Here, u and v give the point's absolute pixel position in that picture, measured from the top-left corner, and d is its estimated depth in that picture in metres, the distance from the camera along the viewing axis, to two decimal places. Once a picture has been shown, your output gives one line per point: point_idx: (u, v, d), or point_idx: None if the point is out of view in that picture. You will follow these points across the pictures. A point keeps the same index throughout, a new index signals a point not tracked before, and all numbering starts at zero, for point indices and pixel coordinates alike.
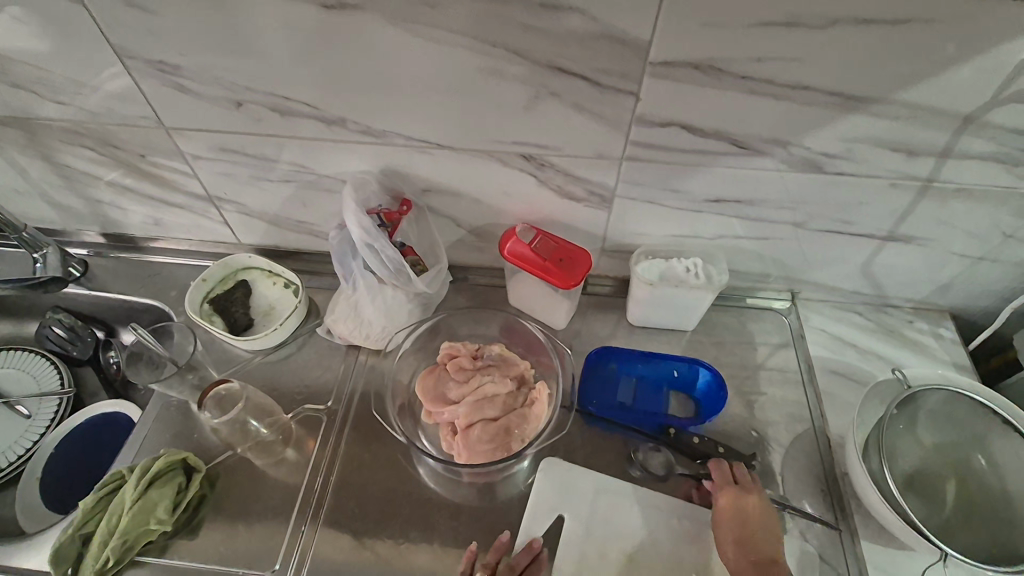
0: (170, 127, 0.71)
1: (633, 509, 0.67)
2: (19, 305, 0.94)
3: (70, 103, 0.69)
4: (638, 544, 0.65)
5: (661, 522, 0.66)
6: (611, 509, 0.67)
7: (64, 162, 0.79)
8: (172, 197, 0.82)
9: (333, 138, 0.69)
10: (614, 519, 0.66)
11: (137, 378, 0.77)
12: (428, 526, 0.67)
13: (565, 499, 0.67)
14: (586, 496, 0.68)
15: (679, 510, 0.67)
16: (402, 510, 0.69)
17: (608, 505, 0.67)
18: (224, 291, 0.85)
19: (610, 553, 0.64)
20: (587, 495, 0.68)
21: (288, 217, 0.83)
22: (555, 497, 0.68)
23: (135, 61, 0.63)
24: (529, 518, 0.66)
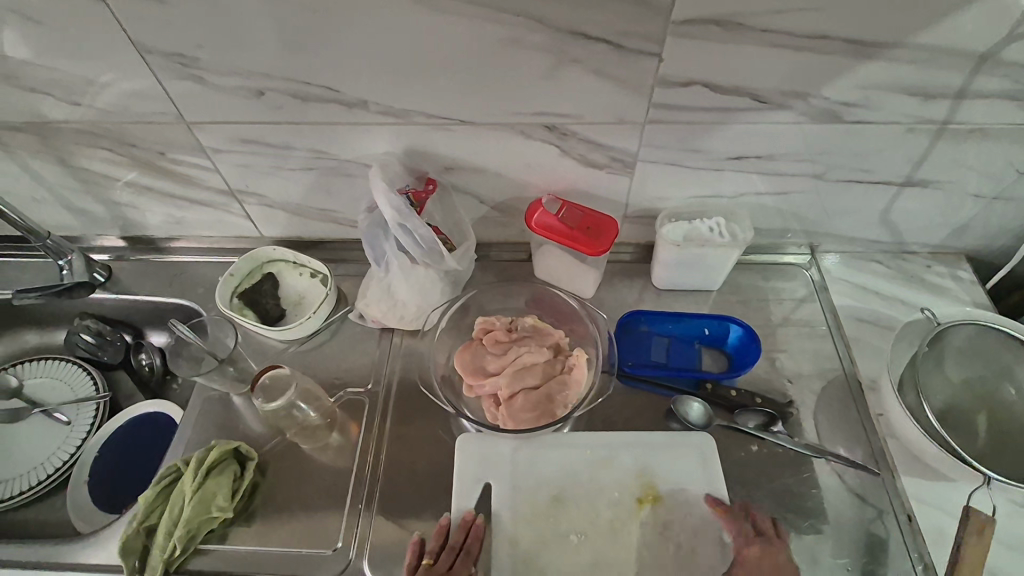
0: (189, 123, 0.70)
1: (551, 458, 0.70)
2: (46, 315, 0.95)
3: (86, 105, 0.69)
4: (565, 490, 0.67)
5: (581, 467, 0.69)
6: (531, 461, 0.69)
7: (81, 167, 0.79)
8: (192, 194, 0.82)
9: (355, 122, 0.69)
10: (539, 472, 0.68)
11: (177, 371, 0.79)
12: (392, 479, 0.71)
13: (497, 460, 0.70)
14: (504, 455, 0.70)
15: (596, 455, 0.70)
16: (369, 466, 0.72)
17: (528, 457, 0.70)
18: (251, 284, 0.86)
19: (540, 501, 0.67)
20: (510, 452, 0.70)
21: (310, 207, 0.83)
22: (484, 460, 0.70)
23: (155, 56, 0.62)
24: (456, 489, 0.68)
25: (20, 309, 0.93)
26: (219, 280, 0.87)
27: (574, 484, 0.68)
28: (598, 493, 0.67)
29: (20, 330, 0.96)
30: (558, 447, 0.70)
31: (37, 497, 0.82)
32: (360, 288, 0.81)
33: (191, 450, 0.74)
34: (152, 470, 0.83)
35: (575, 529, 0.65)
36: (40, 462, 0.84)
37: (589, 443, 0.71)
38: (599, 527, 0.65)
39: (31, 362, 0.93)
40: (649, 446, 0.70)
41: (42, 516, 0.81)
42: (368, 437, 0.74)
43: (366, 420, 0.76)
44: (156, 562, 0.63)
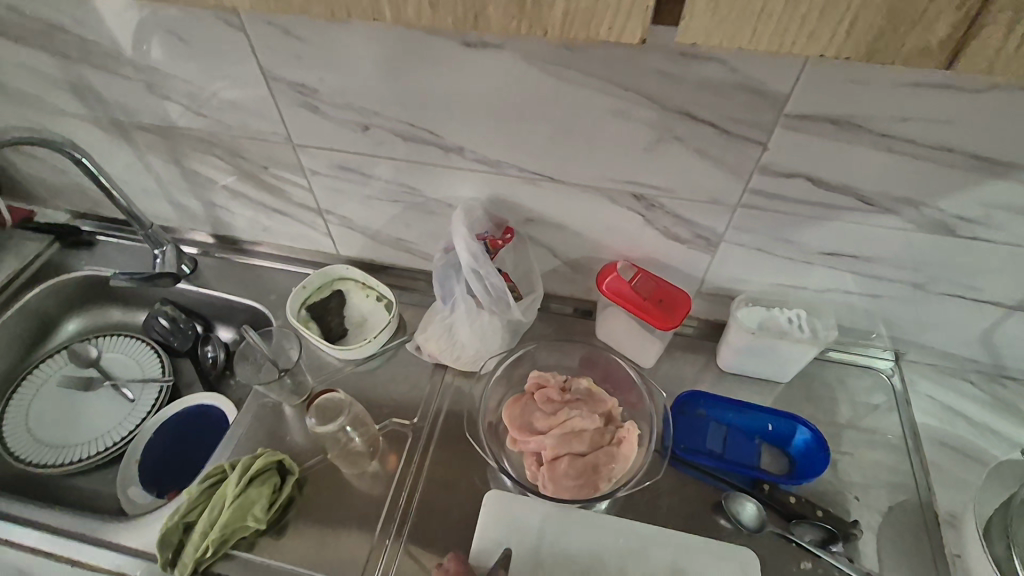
0: (296, 144, 0.75)
1: (579, 533, 0.66)
2: (131, 296, 1.01)
3: (209, 116, 0.74)
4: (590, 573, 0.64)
5: (610, 549, 0.65)
6: (559, 534, 0.66)
7: (192, 169, 0.85)
8: (283, 206, 0.87)
9: (448, 164, 0.71)
10: (565, 548, 0.65)
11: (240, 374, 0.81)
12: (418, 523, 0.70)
13: (523, 528, 0.67)
14: (530, 518, 0.67)
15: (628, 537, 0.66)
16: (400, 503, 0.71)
17: (557, 526, 0.67)
18: (320, 298, 0.89)
19: None
20: (537, 520, 0.67)
21: (389, 234, 0.86)
22: (510, 526, 0.67)
23: (279, 82, 0.67)
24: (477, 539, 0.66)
25: (110, 287, 1.00)
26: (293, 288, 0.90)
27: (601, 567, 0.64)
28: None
29: (106, 305, 1.02)
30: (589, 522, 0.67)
31: (94, 466, 0.86)
32: (422, 320, 0.82)
33: (238, 452, 0.77)
34: (198, 461, 0.86)
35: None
36: (102, 433, 0.89)
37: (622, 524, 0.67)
38: None
39: (110, 336, 1.00)
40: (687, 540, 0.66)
41: (92, 486, 0.85)
42: (406, 474, 0.74)
43: (409, 454, 0.75)
44: (187, 560, 0.64)
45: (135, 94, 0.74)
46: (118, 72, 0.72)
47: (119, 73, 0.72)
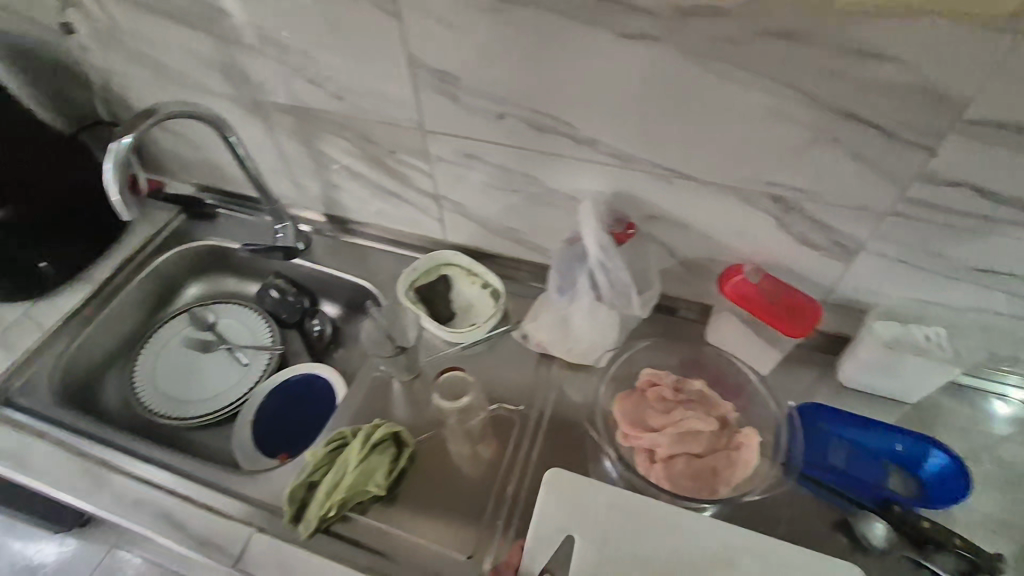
0: (426, 130, 0.77)
1: (653, 526, 0.63)
2: (247, 268, 1.07)
3: (347, 100, 0.77)
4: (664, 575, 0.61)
5: (678, 549, 0.62)
6: (626, 527, 0.63)
7: (319, 150, 0.88)
8: (400, 190, 0.89)
9: (579, 157, 0.71)
10: (639, 542, 0.63)
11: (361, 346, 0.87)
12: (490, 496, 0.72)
13: (580, 518, 0.64)
14: (597, 506, 0.65)
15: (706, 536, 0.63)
16: (506, 485, 0.73)
17: (629, 517, 0.64)
18: (427, 283, 0.92)
19: None
20: (598, 509, 0.65)
21: (501, 223, 0.87)
22: (567, 513, 0.65)
23: (422, 70, 0.69)
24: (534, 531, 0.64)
25: (229, 258, 1.06)
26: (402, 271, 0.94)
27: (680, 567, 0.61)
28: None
29: (223, 275, 1.09)
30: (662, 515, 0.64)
31: (211, 423, 0.92)
32: (531, 310, 0.83)
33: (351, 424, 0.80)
34: (309, 429, 0.91)
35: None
36: (219, 393, 0.95)
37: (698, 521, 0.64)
38: None
39: (225, 303, 1.05)
40: (769, 546, 0.62)
41: (211, 442, 0.92)
42: (511, 458, 0.75)
43: (517, 440, 0.77)
44: (312, 517, 0.67)
45: (279, 76, 0.78)
46: (268, 55, 0.75)
47: (269, 56, 0.76)
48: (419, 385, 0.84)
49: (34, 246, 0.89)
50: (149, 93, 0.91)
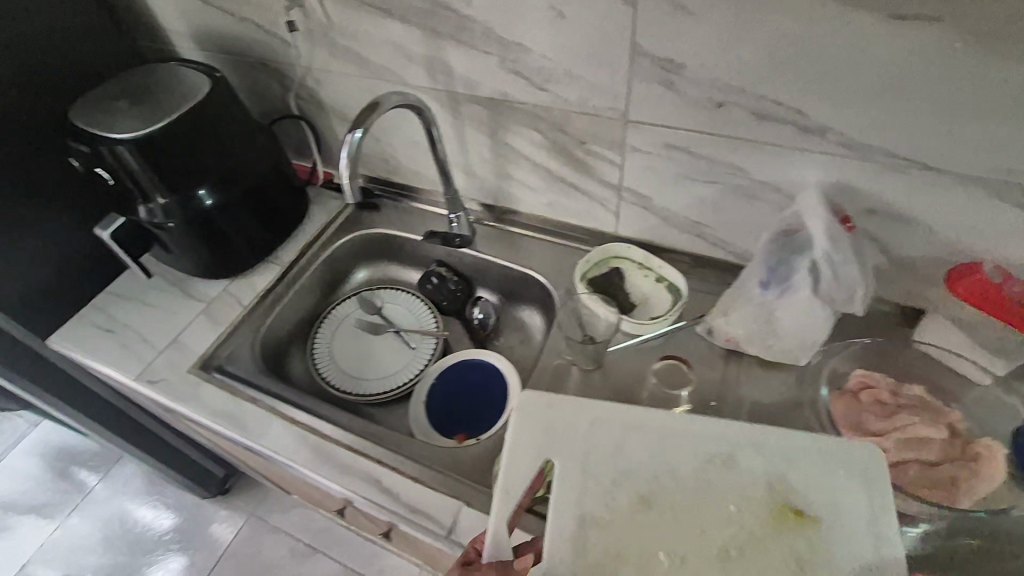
0: (630, 121, 0.77)
1: (620, 449, 0.60)
2: (409, 255, 1.11)
3: (550, 91, 0.79)
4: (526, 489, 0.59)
5: (682, 466, 0.59)
6: (552, 423, 0.62)
7: (503, 142, 0.91)
8: (581, 182, 0.90)
9: (799, 146, 0.69)
10: (587, 454, 0.60)
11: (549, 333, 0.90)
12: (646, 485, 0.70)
13: (552, 441, 0.61)
14: (540, 451, 0.60)
15: (682, 462, 0.59)
16: None
17: (540, 446, 0.60)
18: (601, 275, 0.93)
19: (620, 500, 0.57)
20: (558, 429, 0.61)
21: (686, 217, 0.86)
22: (539, 440, 0.61)
23: (645, 59, 0.69)
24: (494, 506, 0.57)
25: (394, 246, 1.11)
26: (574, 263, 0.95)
27: (641, 478, 0.58)
28: (706, 510, 0.57)
29: (385, 262, 1.14)
30: (551, 429, 0.61)
31: (387, 401, 0.96)
32: (717, 304, 0.81)
33: None
34: (481, 413, 0.91)
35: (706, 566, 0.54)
36: (392, 373, 0.99)
37: (637, 450, 0.60)
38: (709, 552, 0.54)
39: (389, 289, 1.10)
40: (694, 454, 0.60)
41: (387, 420, 0.96)
42: None
43: None
44: None
45: (485, 68, 0.81)
46: (479, 48, 0.78)
47: (480, 48, 0.78)
48: (600, 376, 0.83)
49: (241, 229, 0.95)
50: (344, 87, 0.97)
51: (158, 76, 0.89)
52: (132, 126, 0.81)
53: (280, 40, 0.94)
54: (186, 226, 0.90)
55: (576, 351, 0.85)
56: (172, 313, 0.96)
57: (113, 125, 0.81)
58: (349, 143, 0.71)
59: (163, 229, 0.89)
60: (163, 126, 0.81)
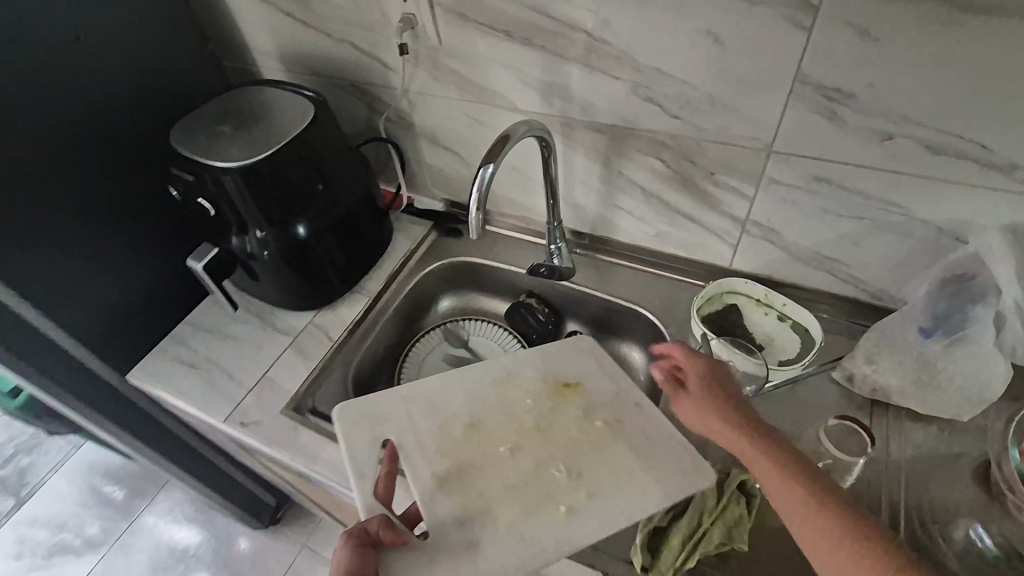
0: (774, 151, 0.71)
1: (449, 395, 0.74)
2: (496, 284, 1.06)
3: (685, 118, 0.73)
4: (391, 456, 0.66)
5: (486, 392, 0.75)
6: (433, 390, 0.74)
7: (617, 170, 0.86)
8: (700, 214, 0.85)
9: (978, 183, 0.63)
10: (398, 430, 0.70)
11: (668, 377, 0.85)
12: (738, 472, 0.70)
13: (370, 423, 0.71)
14: (400, 411, 0.72)
15: (397, 400, 0.73)
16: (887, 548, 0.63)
17: (416, 407, 0.73)
18: (718, 313, 0.87)
19: (456, 427, 0.71)
20: (403, 407, 0.72)
21: (819, 252, 0.80)
22: (364, 424, 0.71)
23: (807, 87, 0.64)
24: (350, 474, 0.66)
25: (479, 275, 1.06)
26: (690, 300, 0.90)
27: (460, 412, 0.72)
28: (489, 415, 0.72)
29: (470, 291, 1.08)
30: (424, 401, 0.73)
31: None
32: (859, 349, 0.75)
33: None
34: None
35: (523, 467, 0.67)
36: None
37: (426, 398, 0.74)
38: (544, 446, 0.69)
39: (475, 320, 1.05)
40: (467, 393, 0.74)
41: None
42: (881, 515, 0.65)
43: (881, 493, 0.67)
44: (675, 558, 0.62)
45: (611, 93, 0.76)
46: (609, 72, 0.73)
47: (610, 73, 0.73)
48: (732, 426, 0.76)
49: (334, 260, 0.91)
50: (441, 110, 0.92)
51: (259, 101, 0.86)
52: (239, 153, 0.77)
53: (379, 61, 0.90)
54: (282, 257, 0.85)
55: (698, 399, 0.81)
56: (259, 347, 0.92)
57: (218, 153, 0.77)
58: (483, 175, 0.65)
59: (258, 260, 0.85)
60: (270, 154, 0.77)
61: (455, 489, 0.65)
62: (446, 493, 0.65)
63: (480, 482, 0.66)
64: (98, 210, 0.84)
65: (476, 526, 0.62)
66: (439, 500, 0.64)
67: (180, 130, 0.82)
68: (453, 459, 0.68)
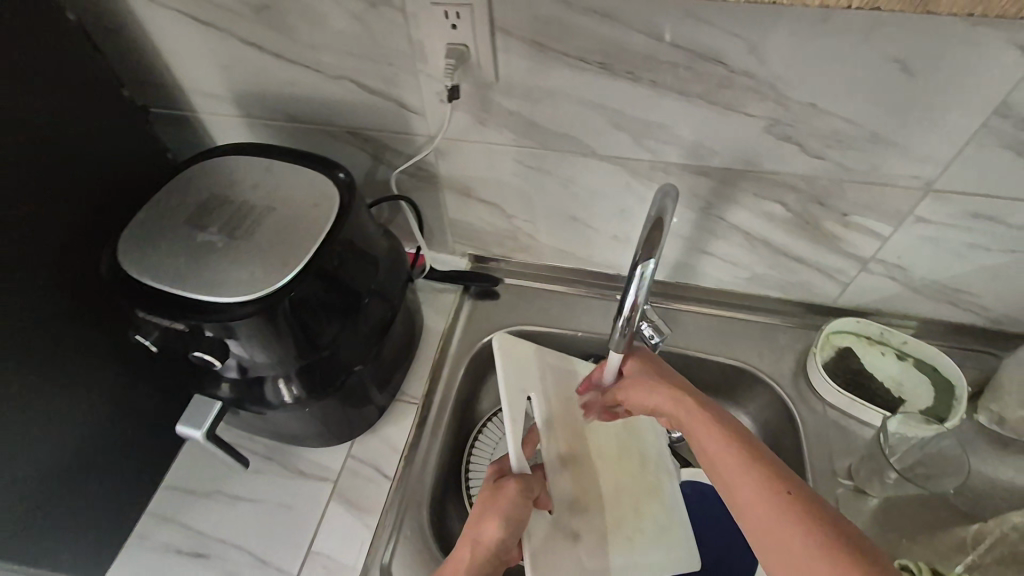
0: (934, 189, 0.61)
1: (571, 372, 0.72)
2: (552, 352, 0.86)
3: (831, 158, 0.60)
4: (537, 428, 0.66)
5: None
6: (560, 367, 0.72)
7: (720, 216, 0.71)
8: (814, 256, 0.73)
9: None
10: (544, 393, 0.68)
11: (808, 450, 0.74)
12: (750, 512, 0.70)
13: (528, 382, 0.67)
14: (547, 381, 0.69)
15: (543, 369, 0.70)
16: None
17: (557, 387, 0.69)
18: (840, 364, 0.78)
19: (572, 415, 0.69)
20: (543, 372, 0.69)
21: (949, 285, 0.72)
22: (519, 378, 0.67)
23: (1005, 119, 0.53)
24: (510, 432, 0.61)
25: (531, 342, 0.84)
26: (807, 355, 0.80)
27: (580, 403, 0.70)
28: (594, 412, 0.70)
29: None
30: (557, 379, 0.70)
31: None
32: (1008, 395, 0.71)
33: None
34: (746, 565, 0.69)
35: (613, 475, 0.67)
36: None
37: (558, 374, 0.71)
38: (614, 463, 0.68)
39: None
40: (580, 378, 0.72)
41: None
42: None
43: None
44: None
45: (737, 134, 0.60)
46: (743, 110, 0.58)
47: (743, 111, 0.58)
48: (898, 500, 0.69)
49: (377, 381, 0.69)
50: (484, 158, 0.70)
51: (247, 184, 0.60)
52: (250, 281, 0.52)
53: (395, 103, 0.66)
54: (316, 397, 0.61)
55: (858, 476, 0.71)
56: (294, 508, 0.68)
57: (217, 282, 0.51)
58: (642, 275, 0.54)
59: (280, 409, 0.61)
60: (297, 277, 0.53)
61: (571, 474, 0.65)
62: (566, 475, 0.65)
63: (588, 472, 0.66)
64: (24, 379, 0.55)
65: (580, 514, 0.64)
66: (558, 477, 0.64)
67: (138, 244, 0.55)
68: (576, 444, 0.67)
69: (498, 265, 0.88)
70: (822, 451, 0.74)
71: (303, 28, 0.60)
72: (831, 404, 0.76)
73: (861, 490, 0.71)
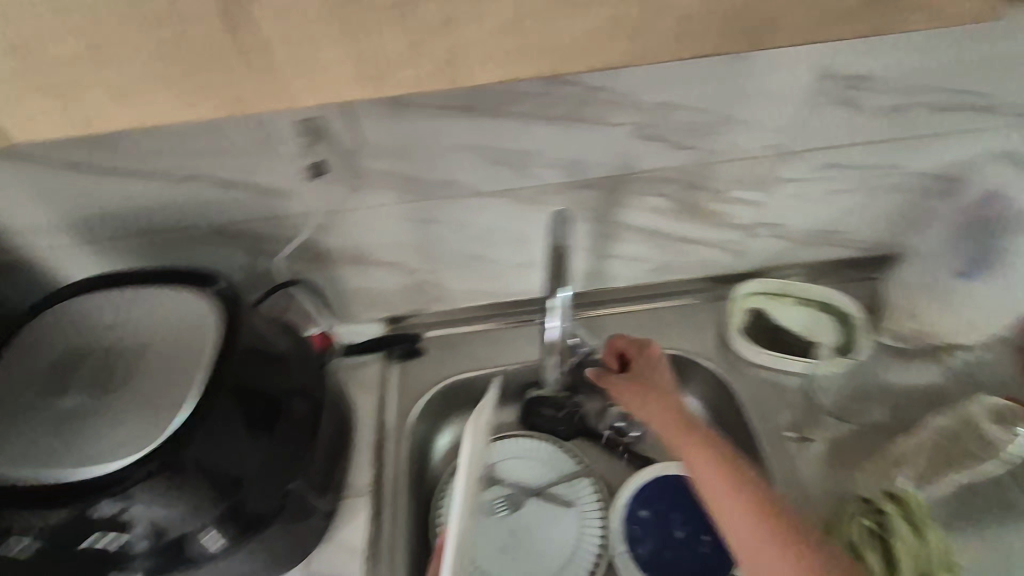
0: (788, 152, 0.66)
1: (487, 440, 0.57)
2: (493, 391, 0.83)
3: (696, 146, 0.64)
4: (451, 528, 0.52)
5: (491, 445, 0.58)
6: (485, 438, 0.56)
7: (615, 220, 0.72)
8: (706, 233, 0.76)
9: (968, 128, 0.66)
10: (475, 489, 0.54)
11: (753, 414, 0.77)
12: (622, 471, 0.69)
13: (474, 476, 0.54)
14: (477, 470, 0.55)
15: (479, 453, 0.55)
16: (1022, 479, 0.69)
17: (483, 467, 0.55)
18: (755, 325, 0.83)
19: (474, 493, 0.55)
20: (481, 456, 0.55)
21: (824, 229, 0.78)
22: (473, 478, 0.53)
23: (825, 81, 0.59)
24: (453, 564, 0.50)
25: (470, 388, 0.82)
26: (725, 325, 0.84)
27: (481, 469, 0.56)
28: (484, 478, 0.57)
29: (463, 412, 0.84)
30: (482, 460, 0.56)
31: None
32: (895, 310, 0.78)
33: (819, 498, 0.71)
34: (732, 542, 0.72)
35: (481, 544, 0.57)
36: (569, 555, 0.73)
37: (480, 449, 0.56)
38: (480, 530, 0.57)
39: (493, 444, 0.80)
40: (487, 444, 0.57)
41: None
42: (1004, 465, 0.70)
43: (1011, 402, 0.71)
44: None
45: (609, 142, 0.62)
46: (608, 121, 0.59)
47: (608, 122, 0.59)
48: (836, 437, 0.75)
49: (316, 488, 0.61)
50: (369, 222, 0.67)
51: (103, 323, 0.52)
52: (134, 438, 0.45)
53: (258, 190, 0.61)
54: (247, 536, 0.53)
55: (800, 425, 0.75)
56: None
57: (94, 452, 0.44)
58: None
59: (211, 561, 0.53)
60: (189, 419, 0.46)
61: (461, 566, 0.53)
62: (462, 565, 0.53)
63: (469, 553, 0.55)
64: None
65: None
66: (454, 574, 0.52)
67: None
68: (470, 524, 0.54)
69: (416, 321, 0.84)
70: (764, 411, 0.77)
71: (129, 137, 0.53)
72: (759, 364, 0.80)
73: (806, 438, 0.75)
